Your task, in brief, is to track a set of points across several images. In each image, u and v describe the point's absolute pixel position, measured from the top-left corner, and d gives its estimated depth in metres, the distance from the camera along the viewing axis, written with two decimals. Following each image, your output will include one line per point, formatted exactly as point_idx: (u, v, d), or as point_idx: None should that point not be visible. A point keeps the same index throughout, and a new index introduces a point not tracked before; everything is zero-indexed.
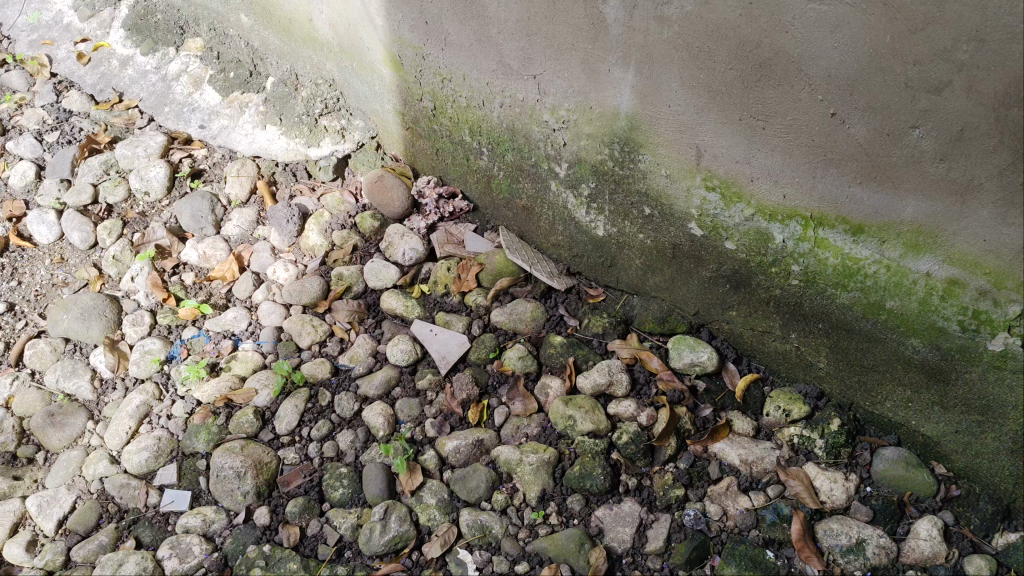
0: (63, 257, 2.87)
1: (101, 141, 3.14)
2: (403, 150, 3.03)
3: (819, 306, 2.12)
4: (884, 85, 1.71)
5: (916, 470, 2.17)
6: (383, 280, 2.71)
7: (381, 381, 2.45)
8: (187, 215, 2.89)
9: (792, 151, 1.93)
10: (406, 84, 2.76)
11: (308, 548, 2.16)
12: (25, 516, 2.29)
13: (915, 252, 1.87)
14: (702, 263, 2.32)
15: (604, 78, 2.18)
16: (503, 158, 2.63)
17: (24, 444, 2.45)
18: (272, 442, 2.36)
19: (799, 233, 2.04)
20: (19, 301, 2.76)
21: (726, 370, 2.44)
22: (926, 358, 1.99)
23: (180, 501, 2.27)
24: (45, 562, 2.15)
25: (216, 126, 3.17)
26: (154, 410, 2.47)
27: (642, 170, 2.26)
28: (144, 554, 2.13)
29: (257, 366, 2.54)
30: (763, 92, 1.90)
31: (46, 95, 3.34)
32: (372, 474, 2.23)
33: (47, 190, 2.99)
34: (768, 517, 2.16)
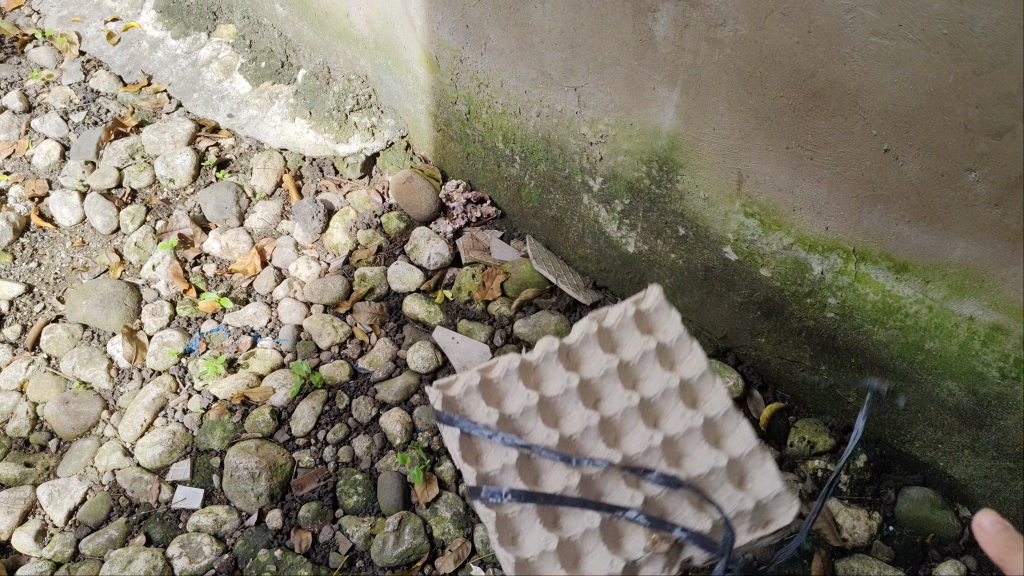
0: (84, 240, 2.84)
1: (127, 125, 3.11)
2: (433, 151, 2.99)
3: (854, 340, 2.08)
4: (942, 126, 1.66)
5: (940, 512, 2.13)
6: (406, 283, 2.66)
7: (400, 387, 2.42)
8: (211, 205, 2.86)
9: (839, 184, 1.88)
10: (442, 86, 2.72)
11: (319, 556, 2.13)
12: (35, 504, 2.27)
13: (959, 295, 1.82)
14: (734, 287, 2.27)
15: (648, 96, 2.13)
16: (535, 167, 2.58)
17: (37, 430, 2.43)
18: (288, 443, 2.34)
19: (839, 266, 1.99)
20: (38, 283, 2.74)
21: (750, 399, 2.41)
22: (960, 401, 1.95)
23: (193, 498, 2.24)
24: (54, 554, 2.14)
25: (244, 116, 3.13)
26: (171, 403, 2.44)
27: (680, 190, 2.22)
28: (155, 552, 2.11)
29: (275, 364, 2.51)
30: (816, 122, 1.84)
31: (74, 74, 3.31)
32: (388, 483, 2.20)
33: (71, 171, 2.97)
34: (789, 551, 2.12)
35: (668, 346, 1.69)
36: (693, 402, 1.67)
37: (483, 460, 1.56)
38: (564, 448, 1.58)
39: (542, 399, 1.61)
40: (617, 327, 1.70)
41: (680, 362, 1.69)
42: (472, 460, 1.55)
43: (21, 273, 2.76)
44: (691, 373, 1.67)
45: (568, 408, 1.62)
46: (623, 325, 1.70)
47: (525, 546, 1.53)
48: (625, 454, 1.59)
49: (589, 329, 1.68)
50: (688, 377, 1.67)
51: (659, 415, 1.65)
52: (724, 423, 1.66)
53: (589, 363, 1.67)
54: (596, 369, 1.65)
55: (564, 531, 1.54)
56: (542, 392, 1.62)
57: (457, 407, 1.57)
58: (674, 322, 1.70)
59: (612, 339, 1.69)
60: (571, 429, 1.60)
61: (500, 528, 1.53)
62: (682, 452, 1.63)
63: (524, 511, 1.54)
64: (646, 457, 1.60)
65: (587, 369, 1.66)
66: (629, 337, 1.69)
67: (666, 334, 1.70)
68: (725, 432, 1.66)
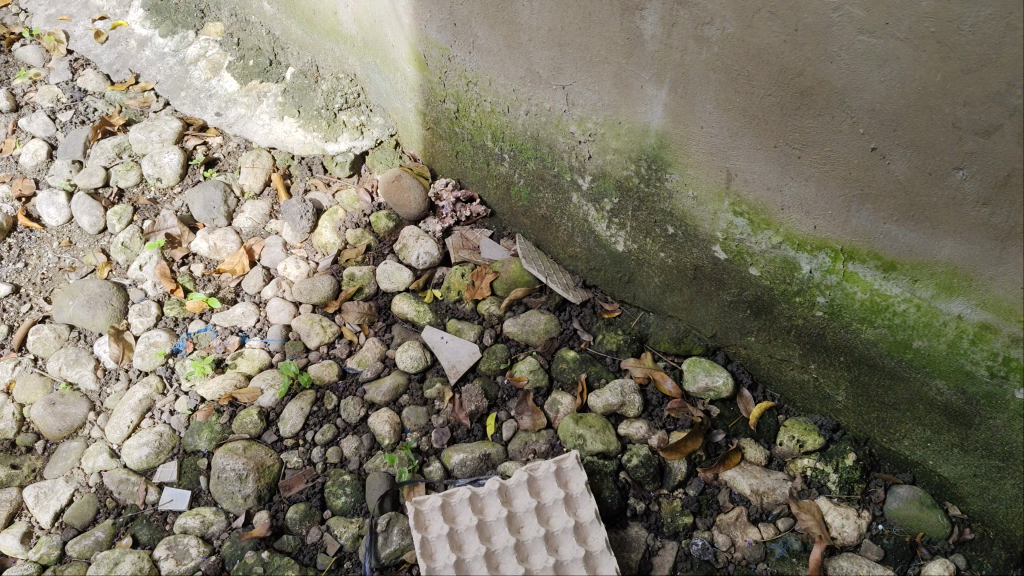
0: (71, 240, 2.82)
1: (115, 123, 3.09)
2: (422, 150, 2.98)
3: (843, 339, 2.08)
4: (930, 125, 1.65)
5: (930, 510, 2.13)
6: (395, 283, 2.65)
7: (389, 387, 2.42)
8: (199, 204, 2.84)
9: (827, 183, 1.88)
10: (430, 84, 2.71)
11: (307, 557, 2.12)
12: (22, 506, 2.25)
13: (947, 294, 1.81)
14: (723, 286, 2.26)
15: (636, 94, 2.12)
16: (525, 166, 2.57)
17: (23, 432, 2.41)
18: (276, 444, 2.33)
19: (828, 265, 1.98)
20: (25, 283, 2.72)
21: (740, 397, 2.40)
22: (950, 400, 1.94)
23: (180, 500, 2.22)
24: (40, 556, 2.12)
25: (233, 115, 3.11)
26: (158, 404, 2.43)
27: (669, 189, 2.21)
28: (141, 554, 2.10)
29: (263, 365, 2.50)
30: (803, 121, 1.83)
31: (62, 72, 3.29)
32: (376, 484, 2.21)
33: (58, 171, 2.95)
34: (777, 551, 2.12)
35: (574, 498, 2.10)
36: (584, 541, 2.04)
37: (434, 557, 2.00)
38: (490, 566, 1.99)
39: (474, 499, 2.10)
40: (544, 476, 2.13)
41: (581, 508, 2.09)
42: (420, 526, 2.04)
43: (8, 273, 2.74)
44: (586, 518, 2.06)
45: (498, 528, 2.05)
46: (547, 476, 2.13)
47: None
48: (530, 535, 2.04)
49: (521, 478, 2.12)
50: (584, 520, 2.06)
51: (558, 545, 2.04)
52: (601, 557, 2.01)
53: (518, 498, 2.11)
54: (523, 505, 2.09)
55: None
56: (486, 515, 2.07)
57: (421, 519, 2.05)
58: (581, 480, 2.12)
59: (538, 485, 2.13)
60: (498, 543, 2.03)
61: (432, 560, 1.99)
62: (567, 572, 1.99)
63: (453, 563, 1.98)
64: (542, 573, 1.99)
65: (517, 504, 2.10)
66: (550, 486, 2.12)
67: (574, 487, 2.12)
68: (600, 563, 2.01)
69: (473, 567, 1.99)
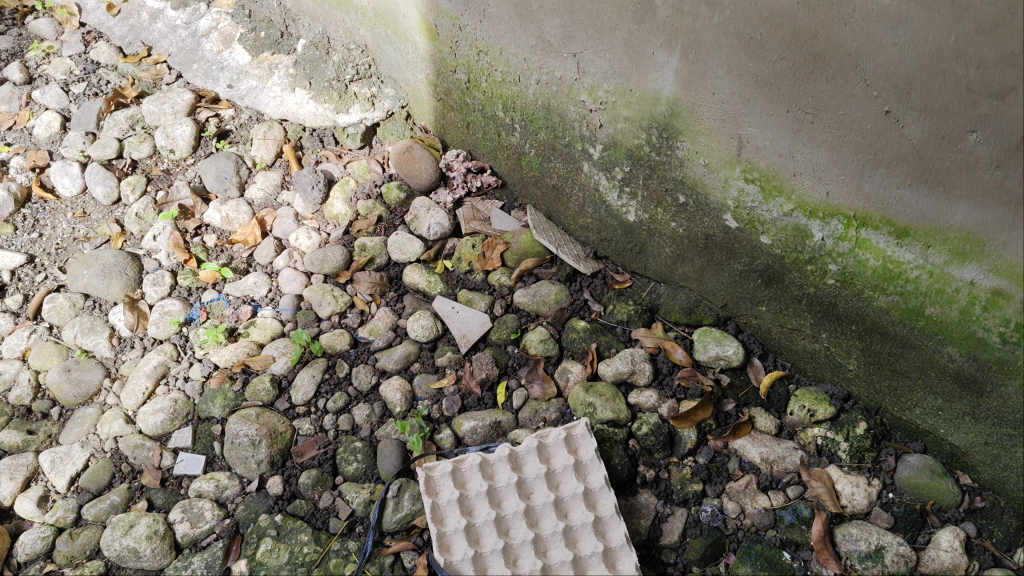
0: (85, 211, 2.84)
1: (128, 96, 3.10)
2: (433, 121, 2.98)
3: (854, 308, 2.07)
4: (943, 87, 1.64)
5: (941, 479, 2.14)
6: (406, 253, 2.67)
7: (401, 355, 2.43)
8: (211, 175, 2.85)
9: (839, 148, 1.86)
10: (441, 54, 2.70)
11: (319, 521, 2.16)
12: (38, 471, 2.29)
13: (960, 259, 1.80)
14: (734, 255, 2.26)
15: (648, 61, 2.11)
16: (535, 136, 2.57)
17: (39, 398, 2.44)
18: (288, 411, 2.36)
19: (840, 232, 1.97)
20: (39, 253, 2.74)
21: (751, 365, 2.40)
22: (961, 367, 1.94)
23: (194, 464, 2.27)
24: (56, 519, 2.17)
25: (244, 87, 3.11)
26: (172, 371, 2.46)
27: (680, 157, 2.20)
28: (156, 517, 2.13)
29: (275, 334, 2.52)
30: (815, 85, 1.82)
31: (75, 45, 3.30)
32: (389, 451, 2.22)
33: (72, 142, 2.97)
34: (787, 518, 2.14)
35: (583, 464, 2.11)
36: (593, 507, 2.05)
37: (444, 521, 2.02)
38: (499, 531, 2.02)
39: (484, 465, 2.11)
40: (553, 443, 2.14)
41: (590, 475, 2.10)
42: (430, 492, 2.06)
43: (23, 243, 2.76)
44: (595, 484, 2.08)
45: (508, 494, 2.07)
46: (557, 442, 2.14)
47: (456, 550, 1.98)
48: (540, 501, 2.06)
49: (531, 444, 2.13)
50: (593, 486, 2.08)
51: (568, 511, 2.06)
52: (610, 522, 2.03)
53: (528, 465, 2.12)
54: (533, 471, 2.10)
55: (491, 573, 1.96)
56: (496, 481, 2.09)
57: (432, 485, 2.07)
58: (591, 446, 2.13)
59: (548, 452, 2.14)
60: (508, 508, 2.06)
61: (442, 525, 2.02)
62: (576, 536, 2.02)
63: (464, 528, 2.01)
64: (551, 538, 2.01)
65: (526, 471, 2.11)
66: (559, 453, 2.13)
67: (583, 453, 2.13)
68: (608, 528, 2.03)
69: (483, 532, 2.02)
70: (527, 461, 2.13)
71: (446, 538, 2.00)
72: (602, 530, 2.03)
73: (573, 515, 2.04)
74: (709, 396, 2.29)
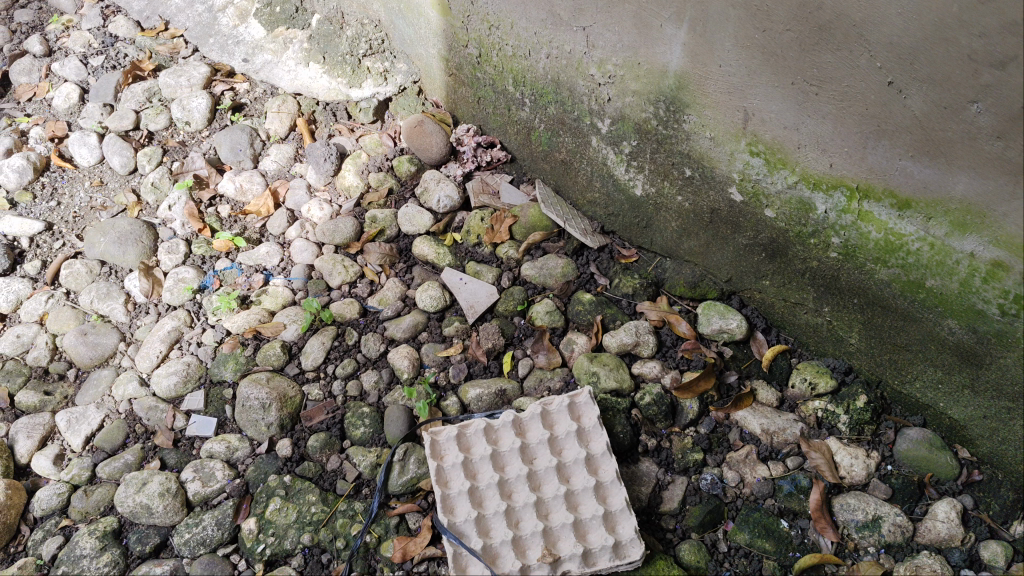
0: (102, 180, 2.90)
1: (145, 69, 3.16)
2: (444, 96, 3.01)
3: (856, 280, 2.10)
4: (947, 57, 1.66)
5: (939, 452, 2.16)
6: (416, 226, 2.71)
7: (409, 325, 2.47)
8: (226, 147, 2.90)
9: (843, 119, 1.88)
10: (453, 28, 2.73)
11: (326, 483, 2.21)
12: (54, 430, 2.35)
13: (961, 231, 1.82)
14: (739, 229, 2.28)
15: (656, 34, 2.13)
16: (545, 110, 2.60)
17: (56, 360, 2.50)
18: (298, 376, 2.41)
19: (843, 205, 1.99)
20: (58, 221, 2.80)
21: (754, 339, 2.43)
22: (961, 340, 1.96)
23: (206, 426, 2.32)
24: (72, 476, 2.23)
25: (259, 61, 3.16)
26: (185, 336, 2.51)
27: (687, 131, 2.22)
28: (168, 475, 2.18)
29: (286, 302, 2.57)
30: (820, 56, 1.84)
31: (93, 19, 3.36)
32: (394, 417, 2.27)
33: (90, 113, 3.03)
34: (786, 488, 2.17)
35: (586, 431, 2.15)
36: (594, 472, 2.09)
37: (448, 483, 2.07)
38: (502, 494, 2.06)
39: (489, 430, 2.15)
40: (557, 410, 2.18)
41: (593, 441, 2.14)
42: (435, 455, 2.10)
43: (41, 211, 2.82)
44: (597, 450, 2.11)
45: (511, 459, 2.11)
46: (561, 410, 2.17)
47: (459, 511, 2.03)
48: (542, 465, 2.10)
49: (535, 411, 2.17)
50: (595, 452, 2.11)
51: (569, 476, 2.10)
52: (611, 488, 2.07)
53: (532, 431, 2.16)
54: (536, 437, 2.14)
55: (493, 534, 2.01)
56: (499, 446, 2.13)
57: (438, 448, 2.11)
58: (594, 413, 2.17)
59: (552, 418, 2.18)
60: (511, 472, 2.10)
61: (446, 487, 2.06)
62: (578, 501, 2.06)
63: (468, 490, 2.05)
64: (553, 501, 2.06)
65: (530, 436, 2.15)
66: (563, 420, 2.17)
67: (586, 421, 2.16)
68: (609, 493, 2.07)
69: (487, 494, 2.06)
70: (531, 427, 2.16)
71: (450, 500, 2.05)
72: (603, 495, 2.07)
73: (575, 480, 2.09)
74: (712, 367, 2.32)
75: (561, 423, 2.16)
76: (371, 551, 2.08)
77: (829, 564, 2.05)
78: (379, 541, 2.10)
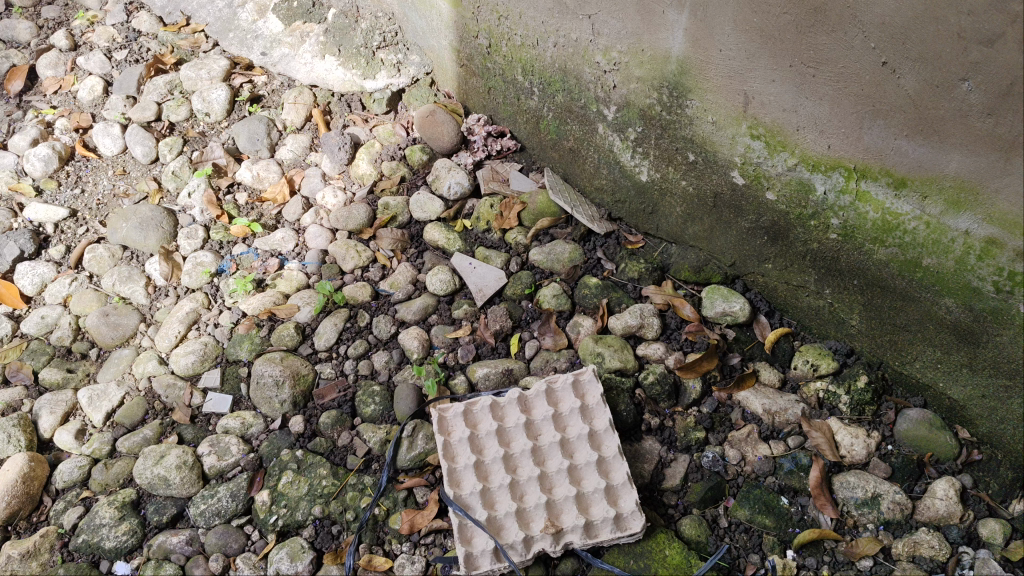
0: (125, 169, 3.00)
1: (167, 62, 3.25)
2: (456, 87, 3.09)
3: (856, 261, 2.14)
4: (937, 36, 1.70)
5: (939, 431, 2.20)
6: (428, 212, 2.78)
7: (419, 307, 2.54)
8: (244, 137, 2.98)
9: (840, 100, 1.92)
10: (464, 19, 2.80)
11: (337, 458, 2.28)
12: (76, 407, 2.43)
13: (955, 209, 1.85)
14: (742, 213, 2.33)
15: (658, 20, 2.18)
16: (553, 99, 2.66)
17: (79, 340, 2.59)
18: (311, 356, 2.48)
19: (841, 185, 2.04)
20: (82, 208, 2.90)
21: (757, 323, 2.47)
22: (959, 319, 1.99)
23: (221, 403, 2.40)
24: (92, 450, 2.31)
25: (277, 54, 3.24)
26: (203, 318, 2.59)
27: (689, 116, 2.27)
28: (185, 449, 2.26)
29: (301, 285, 2.64)
30: (816, 38, 1.88)
31: (118, 15, 3.46)
32: (404, 394, 2.32)
33: (114, 105, 3.13)
34: (786, 466, 2.21)
35: (590, 408, 2.19)
36: (597, 447, 2.14)
37: (455, 457, 2.13)
38: (507, 468, 2.12)
39: (494, 406, 2.21)
40: (561, 388, 2.23)
41: (596, 418, 2.19)
42: (442, 430, 2.16)
43: (66, 199, 2.92)
44: (600, 427, 2.16)
45: (517, 435, 2.17)
46: (565, 387, 2.22)
47: (465, 484, 2.09)
48: (546, 441, 2.15)
49: (540, 388, 2.22)
50: (598, 428, 2.16)
51: (573, 451, 2.14)
52: (613, 463, 2.12)
53: (537, 408, 2.21)
54: (541, 414, 2.19)
55: (498, 507, 2.07)
56: (505, 423, 2.19)
57: (445, 425, 2.17)
58: (596, 390, 2.21)
59: (556, 396, 2.23)
60: (516, 447, 2.15)
61: (453, 460, 2.12)
62: (581, 475, 2.11)
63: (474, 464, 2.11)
64: (556, 475, 2.11)
65: (535, 413, 2.21)
66: (567, 398, 2.22)
67: (589, 398, 2.21)
68: (611, 468, 2.12)
69: (492, 468, 2.12)
70: (536, 404, 2.22)
71: (457, 474, 2.11)
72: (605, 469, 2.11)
73: (578, 456, 2.13)
74: (714, 348, 2.36)
75: (565, 401, 2.21)
76: (379, 524, 2.15)
77: (828, 540, 2.10)
78: (388, 514, 2.16)
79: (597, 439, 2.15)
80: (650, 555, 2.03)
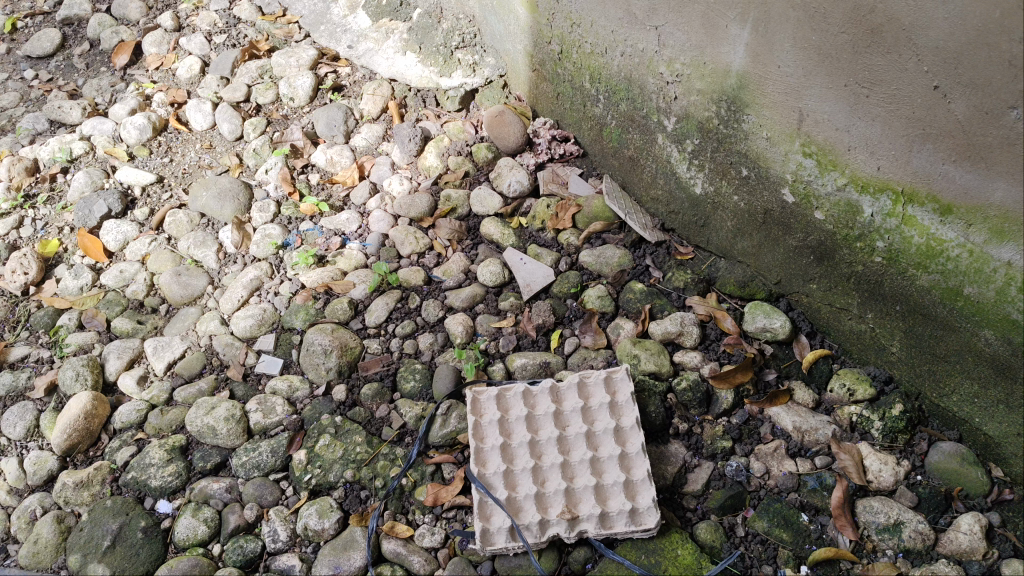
0: (211, 144, 3.20)
1: (261, 49, 3.46)
2: (527, 91, 3.19)
3: (899, 286, 2.14)
4: (989, 62, 1.71)
5: (971, 467, 2.17)
6: (486, 207, 2.88)
7: (468, 295, 2.64)
8: (323, 122, 3.16)
9: (892, 122, 1.94)
10: (539, 25, 2.91)
11: (374, 428, 2.38)
12: (142, 355, 2.60)
13: (999, 239, 1.85)
14: (790, 231, 2.35)
15: (721, 34, 2.24)
16: (617, 107, 2.74)
17: (151, 295, 2.78)
18: (361, 331, 2.60)
19: (888, 208, 2.05)
20: (169, 175, 3.10)
21: (797, 342, 2.48)
22: (997, 351, 1.98)
23: (273, 366, 2.54)
24: (151, 396, 2.47)
25: (363, 48, 3.41)
26: (265, 286, 2.74)
27: (745, 130, 2.32)
28: (234, 403, 2.40)
29: (359, 264, 2.77)
30: (871, 59, 1.92)
31: (221, 2, 3.69)
32: (443, 374, 2.42)
33: (208, 84, 3.34)
34: (810, 484, 2.23)
35: (618, 405, 2.24)
36: (622, 443, 2.19)
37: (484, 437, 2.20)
38: (532, 453, 2.18)
39: (526, 393, 2.27)
40: (594, 383, 2.28)
41: (624, 415, 2.24)
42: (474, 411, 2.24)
43: (155, 166, 3.13)
44: (627, 424, 2.21)
45: (545, 423, 2.23)
46: (597, 382, 2.28)
47: (489, 464, 2.16)
48: (573, 432, 2.21)
49: (573, 381, 2.28)
50: (624, 425, 2.21)
51: (597, 445, 2.20)
52: (636, 460, 2.16)
53: (568, 399, 2.27)
54: (571, 405, 2.25)
55: (519, 489, 2.13)
56: (535, 410, 2.25)
57: (478, 406, 2.25)
58: (627, 388, 2.26)
59: (588, 390, 2.28)
60: (543, 434, 2.21)
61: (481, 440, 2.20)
62: (603, 468, 2.16)
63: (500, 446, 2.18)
64: (579, 465, 2.17)
65: (565, 404, 2.27)
66: (598, 393, 2.27)
67: (620, 395, 2.26)
68: (633, 464, 2.16)
69: (518, 452, 2.19)
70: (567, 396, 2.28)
71: (484, 453, 2.19)
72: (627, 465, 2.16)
73: (602, 449, 2.18)
74: (750, 362, 2.38)
75: (595, 395, 2.27)
76: (405, 493, 2.24)
77: (844, 561, 2.09)
78: (414, 485, 2.25)
79: (623, 435, 2.20)
80: (662, 552, 2.06)
